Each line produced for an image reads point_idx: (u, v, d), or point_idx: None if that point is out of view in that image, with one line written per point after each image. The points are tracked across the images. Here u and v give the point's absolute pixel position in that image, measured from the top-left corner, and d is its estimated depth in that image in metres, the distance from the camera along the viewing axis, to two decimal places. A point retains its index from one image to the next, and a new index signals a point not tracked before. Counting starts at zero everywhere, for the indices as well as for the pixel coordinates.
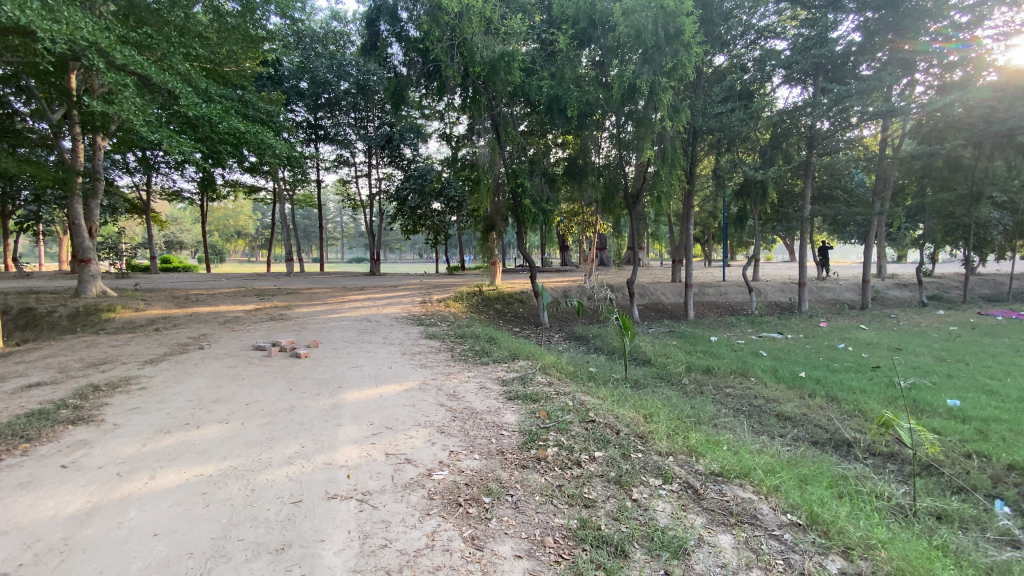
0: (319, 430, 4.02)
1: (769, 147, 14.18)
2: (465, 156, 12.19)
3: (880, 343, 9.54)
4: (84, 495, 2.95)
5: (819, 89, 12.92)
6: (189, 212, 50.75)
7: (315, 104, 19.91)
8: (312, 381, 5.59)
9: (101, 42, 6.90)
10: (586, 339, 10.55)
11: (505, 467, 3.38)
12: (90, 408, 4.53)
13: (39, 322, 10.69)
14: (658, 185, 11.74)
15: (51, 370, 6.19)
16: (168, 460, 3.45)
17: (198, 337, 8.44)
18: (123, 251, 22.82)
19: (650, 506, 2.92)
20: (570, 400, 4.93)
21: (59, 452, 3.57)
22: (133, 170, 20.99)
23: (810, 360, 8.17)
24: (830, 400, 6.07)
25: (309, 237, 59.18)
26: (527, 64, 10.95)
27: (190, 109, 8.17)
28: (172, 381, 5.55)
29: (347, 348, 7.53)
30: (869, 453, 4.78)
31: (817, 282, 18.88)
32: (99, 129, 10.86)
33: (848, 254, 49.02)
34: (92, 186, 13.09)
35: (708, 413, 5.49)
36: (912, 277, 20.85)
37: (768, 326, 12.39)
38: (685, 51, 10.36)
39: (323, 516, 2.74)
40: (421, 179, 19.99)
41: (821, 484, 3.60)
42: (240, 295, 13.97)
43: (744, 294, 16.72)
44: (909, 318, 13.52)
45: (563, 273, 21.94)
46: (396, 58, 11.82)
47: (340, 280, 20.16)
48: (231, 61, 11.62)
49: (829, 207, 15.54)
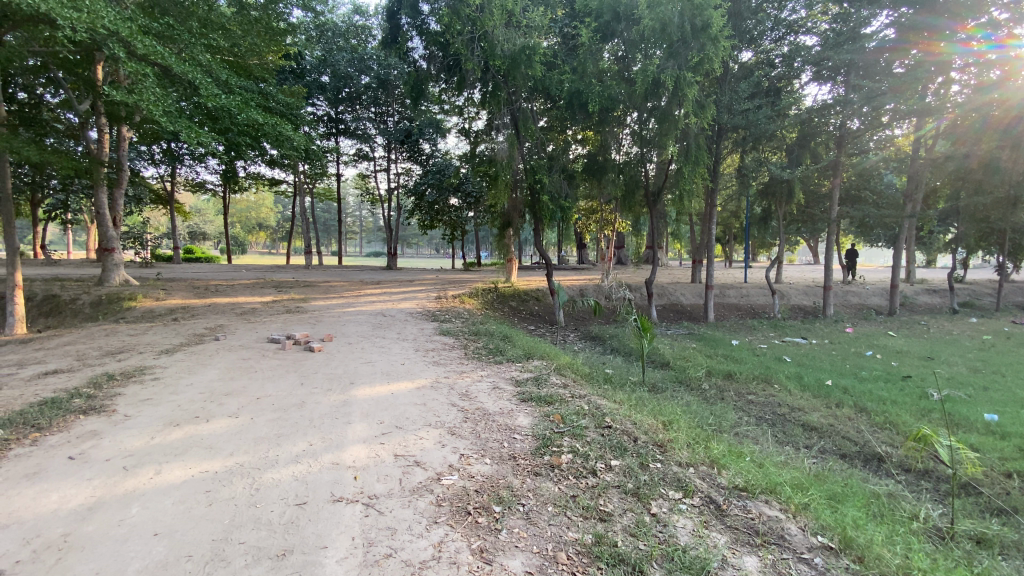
0: (328, 428, 3.94)
1: (796, 146, 13.76)
2: (484, 152, 12.03)
3: (911, 352, 9.15)
4: (88, 489, 2.90)
5: (850, 87, 12.42)
6: (212, 204, 51.66)
7: (336, 97, 19.93)
8: (324, 376, 5.53)
9: (122, 31, 6.91)
10: (602, 339, 10.36)
11: (518, 474, 3.24)
12: (102, 399, 4.52)
13: (63, 309, 10.88)
14: (680, 183, 11.44)
15: (69, 358, 6.25)
16: (174, 455, 3.39)
17: (215, 328, 8.47)
18: (147, 240, 23.32)
19: (670, 521, 2.76)
20: (586, 403, 4.77)
21: (68, 443, 3.54)
22: (158, 162, 21.40)
23: (835, 368, 7.86)
24: (858, 411, 5.80)
25: (328, 231, 59.93)
26: (549, 58, 10.73)
27: (210, 99, 8.21)
28: (185, 372, 5.54)
29: (361, 342, 7.49)
30: (902, 469, 4.53)
31: (842, 285, 18.34)
32: (122, 119, 11.00)
33: (876, 258, 48.07)
34: (117, 176, 13.30)
35: (729, 421, 5.29)
36: (942, 283, 20.12)
37: (791, 330, 12.03)
38: (712, 46, 10.03)
39: (327, 520, 2.64)
40: (439, 174, 19.88)
41: (853, 503, 3.40)
42: (257, 287, 14.09)
43: (766, 297, 16.30)
44: (940, 325, 13.00)
45: (580, 271, 21.70)
46: (416, 52, 11.64)
47: (357, 273, 20.27)
48: (254, 54, 11.68)
49: (857, 209, 15.05)
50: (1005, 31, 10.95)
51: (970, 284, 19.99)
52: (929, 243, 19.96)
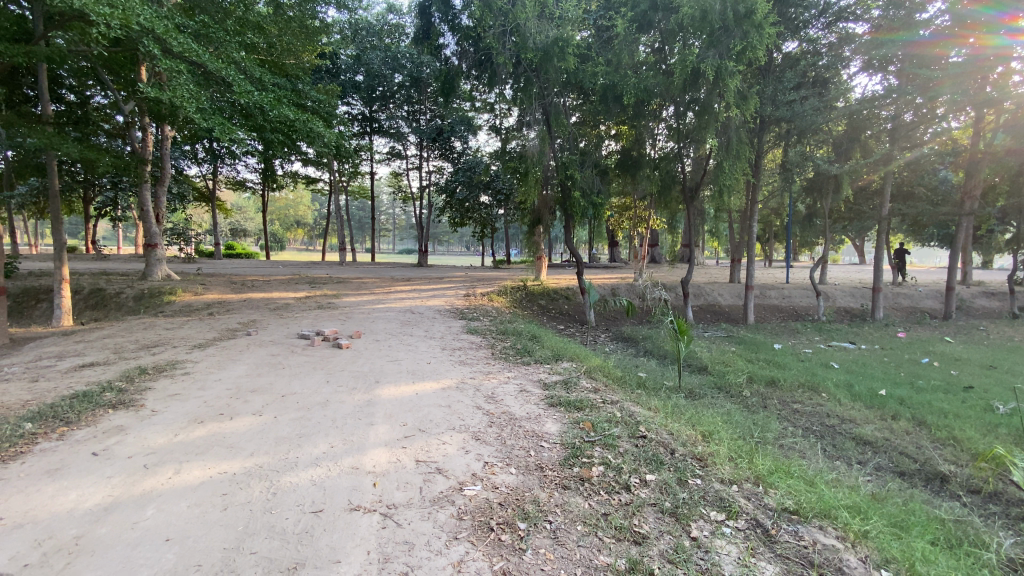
0: (350, 429, 3.83)
1: (844, 139, 12.99)
2: (515, 148, 11.81)
3: (971, 360, 8.45)
4: (106, 488, 2.86)
5: (904, 77, 11.71)
6: (252, 201, 53.39)
7: (370, 96, 20.09)
8: (350, 373, 5.46)
9: (156, 28, 7.02)
10: (635, 341, 10.05)
11: (545, 486, 3.04)
12: (133, 393, 4.57)
13: (108, 302, 11.29)
14: (719, 178, 10.92)
15: (107, 351, 6.40)
16: (195, 454, 3.34)
17: (248, 323, 8.58)
18: (191, 237, 24.20)
19: (712, 548, 2.51)
20: (618, 410, 4.52)
21: (94, 438, 3.55)
22: (201, 161, 22.15)
23: (888, 376, 7.31)
24: (917, 425, 5.33)
25: (362, 228, 61.12)
26: (582, 50, 10.41)
27: (242, 96, 8.31)
28: (214, 368, 5.56)
29: (389, 340, 7.43)
30: (969, 491, 4.08)
31: (893, 287, 17.32)
32: (166, 118, 11.37)
33: (927, 259, 45.65)
34: (160, 174, 13.75)
35: (773, 432, 4.95)
36: (1003, 285, 18.78)
37: (838, 335, 11.39)
38: (756, 33, 9.48)
39: (342, 531, 2.50)
40: (469, 172, 19.78)
41: (918, 531, 3.05)
42: (292, 283, 14.32)
43: (809, 298, 15.52)
44: (1003, 331, 12.07)
45: (612, 270, 21.32)
46: (448, 48, 11.55)
47: (389, 270, 20.43)
48: (291, 54, 11.86)
49: (910, 206, 14.15)
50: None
51: None
52: (989, 243, 18.62)
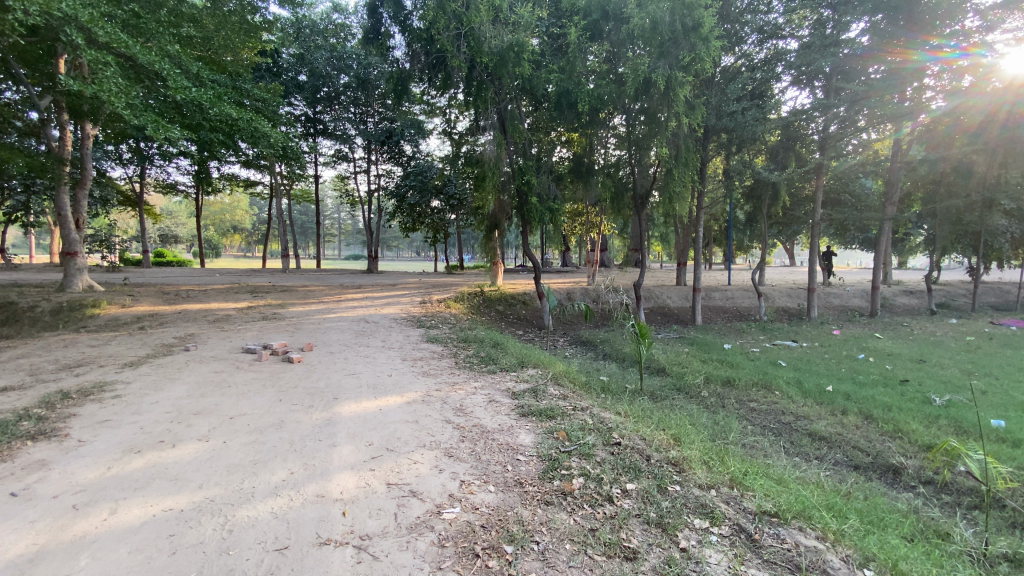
0: (310, 452, 3.54)
1: (780, 148, 13.73)
2: (469, 153, 11.65)
3: (902, 354, 9.10)
4: (29, 536, 2.52)
5: (832, 91, 12.54)
6: (185, 205, 50.46)
7: (314, 97, 19.30)
8: (304, 390, 5.09)
9: (81, 16, 6.42)
10: (593, 344, 10.14)
11: (526, 504, 2.91)
12: (55, 421, 4.07)
13: (20, 317, 10.18)
14: (670, 185, 11.24)
15: (21, 373, 5.70)
16: (134, 489, 2.98)
17: (185, 337, 7.92)
18: (115, 244, 22.38)
19: (702, 558, 2.47)
20: (589, 417, 4.46)
21: (11, 476, 3.14)
22: (126, 162, 20.56)
23: (833, 373, 7.70)
24: (865, 420, 5.61)
25: (306, 233, 59.10)
26: (536, 56, 10.45)
27: (178, 92, 7.72)
28: (150, 388, 5.04)
29: (343, 351, 7.04)
30: (921, 481, 4.32)
31: (824, 287, 18.51)
32: (86, 115, 10.45)
33: (850, 259, 49.73)
34: (81, 176, 12.55)
35: (736, 432, 5.06)
36: (918, 284, 20.50)
37: (781, 333, 11.97)
38: (703, 45, 9.89)
39: (313, 569, 2.27)
40: (421, 176, 19.42)
41: (884, 526, 3.19)
42: (232, 292, 13.45)
43: (751, 299, 16.29)
44: (923, 326, 13.12)
45: (565, 274, 21.51)
46: (398, 50, 11.23)
47: (336, 277, 19.65)
48: (229, 51, 11.18)
49: (839, 212, 15.13)
50: (971, 39, 11.03)
51: (944, 285, 20.37)
52: (906, 245, 20.30)
